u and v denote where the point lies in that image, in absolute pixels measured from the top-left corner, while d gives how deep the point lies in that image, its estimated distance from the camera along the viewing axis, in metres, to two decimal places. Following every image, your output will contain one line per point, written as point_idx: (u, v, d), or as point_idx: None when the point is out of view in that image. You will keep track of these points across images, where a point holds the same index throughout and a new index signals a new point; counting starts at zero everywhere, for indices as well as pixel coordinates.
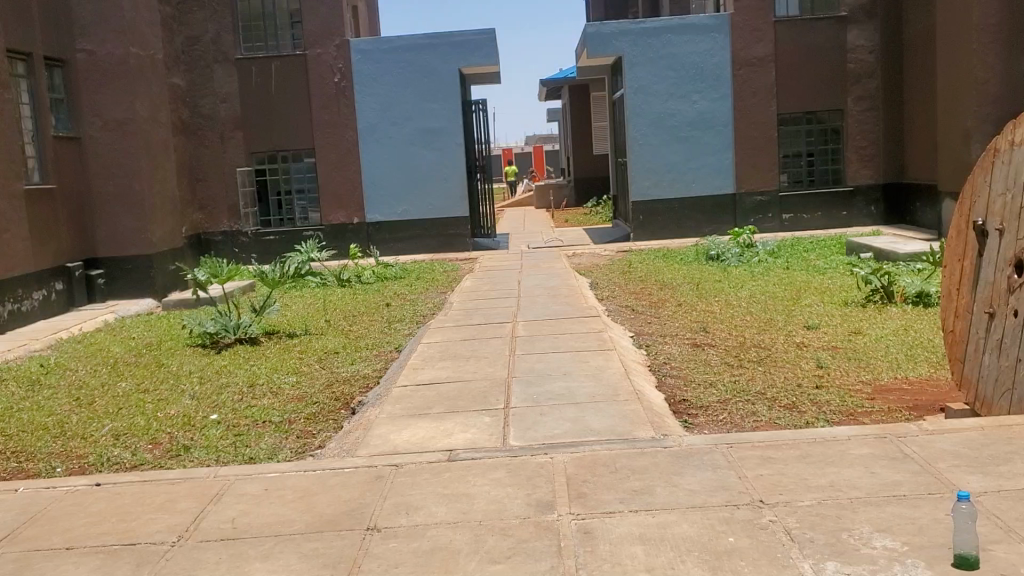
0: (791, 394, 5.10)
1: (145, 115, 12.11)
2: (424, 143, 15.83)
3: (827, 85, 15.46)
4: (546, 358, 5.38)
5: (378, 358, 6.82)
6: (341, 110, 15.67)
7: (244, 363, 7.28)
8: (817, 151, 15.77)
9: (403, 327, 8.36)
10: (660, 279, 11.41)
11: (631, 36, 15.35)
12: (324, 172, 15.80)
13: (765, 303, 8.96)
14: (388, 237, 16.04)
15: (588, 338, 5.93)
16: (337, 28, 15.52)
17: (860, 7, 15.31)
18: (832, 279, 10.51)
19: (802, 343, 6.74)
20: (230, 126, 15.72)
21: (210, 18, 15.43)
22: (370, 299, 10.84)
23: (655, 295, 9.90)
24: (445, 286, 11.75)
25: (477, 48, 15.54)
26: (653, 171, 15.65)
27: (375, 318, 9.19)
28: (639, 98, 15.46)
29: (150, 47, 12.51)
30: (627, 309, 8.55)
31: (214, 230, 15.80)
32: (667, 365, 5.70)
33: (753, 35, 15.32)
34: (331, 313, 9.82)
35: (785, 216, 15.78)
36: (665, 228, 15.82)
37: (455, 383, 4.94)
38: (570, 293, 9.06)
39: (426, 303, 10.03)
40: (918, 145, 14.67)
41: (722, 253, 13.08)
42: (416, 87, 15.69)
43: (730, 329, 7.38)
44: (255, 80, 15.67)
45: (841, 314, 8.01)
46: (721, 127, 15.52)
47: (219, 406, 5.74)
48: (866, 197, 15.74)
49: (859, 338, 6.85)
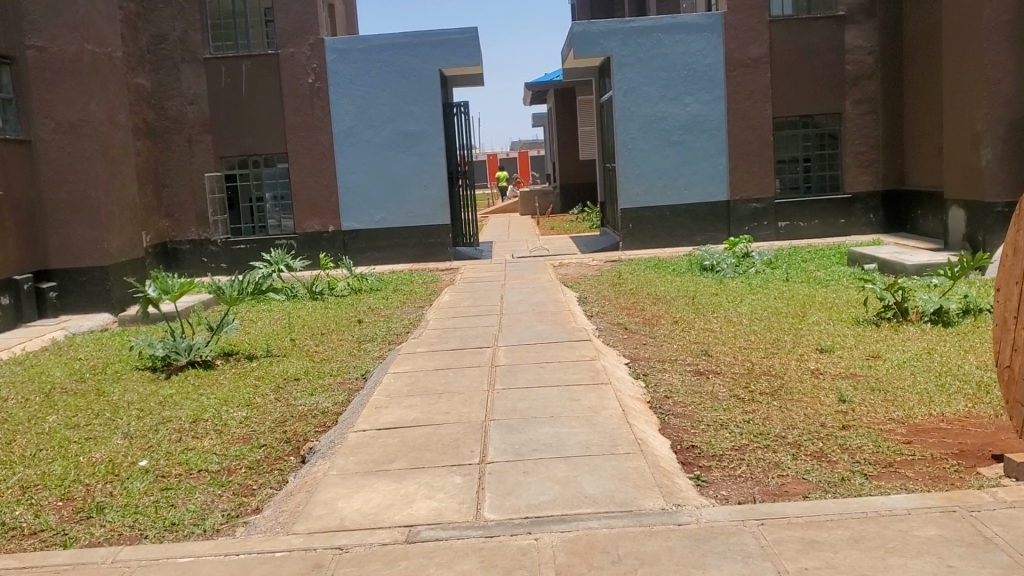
0: (817, 439, 4.36)
1: (103, 117, 11.31)
2: (404, 147, 15.05)
3: (825, 88, 14.83)
4: (530, 394, 4.62)
5: (341, 388, 6.04)
6: (316, 113, 14.91)
7: (193, 393, 6.49)
8: (815, 155, 15.13)
9: (373, 349, 7.58)
10: (653, 292, 10.70)
11: (620, 36, 14.67)
12: (298, 178, 15.02)
13: (769, 321, 8.25)
14: (365, 246, 15.24)
15: (581, 368, 5.18)
16: (312, 26, 14.76)
17: (858, 6, 14.69)
18: (837, 294, 9.84)
19: (817, 370, 6.02)
20: (199, 129, 14.96)
21: (176, 15, 14.70)
22: (342, 315, 10.06)
23: (648, 311, 9.19)
24: (423, 299, 11.01)
25: (458, 48, 14.79)
26: (644, 176, 14.95)
27: (345, 338, 8.41)
28: (628, 101, 14.78)
29: (109, 45, 11.72)
30: (620, 329, 7.81)
31: (181, 239, 15.06)
32: (670, 400, 4.96)
33: (747, 35, 14.66)
34: (300, 332, 9.04)
35: (781, 224, 15.13)
36: (655, 236, 15.13)
37: (425, 425, 4.17)
38: (558, 311, 8.33)
39: (402, 320, 9.26)
40: (921, 150, 14.04)
41: (717, 264, 12.39)
42: (394, 88, 14.92)
43: (735, 353, 6.66)
44: (225, 81, 14.91)
45: (854, 334, 7.30)
46: (715, 130, 14.84)
47: (153, 448, 4.95)
48: (865, 205, 15.09)
49: (879, 365, 6.13)
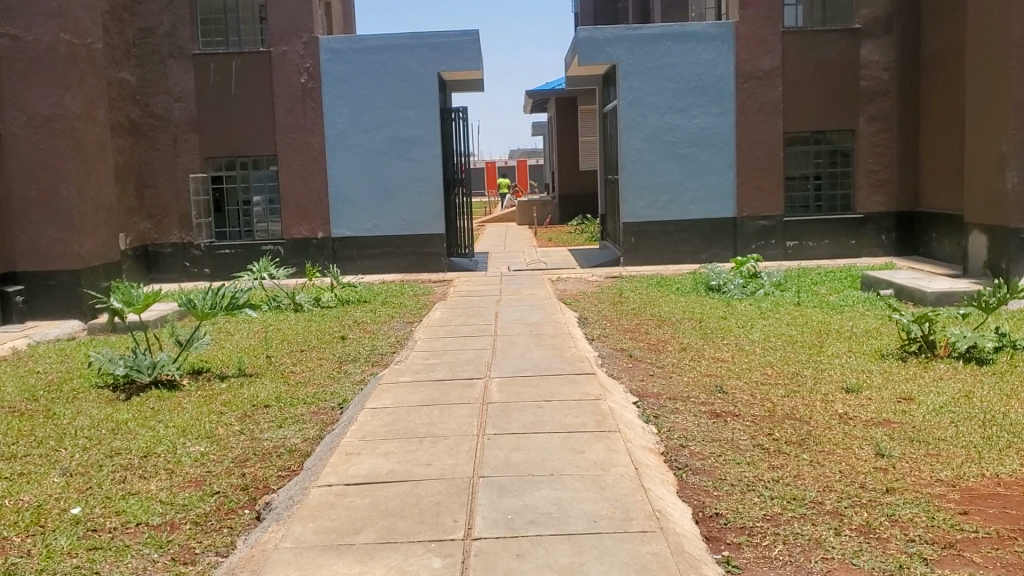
0: (859, 506, 3.72)
1: (79, 111, 10.65)
2: (398, 153, 14.42)
3: (838, 103, 14.26)
4: (525, 442, 3.97)
5: (313, 420, 5.40)
6: (308, 115, 14.30)
7: (150, 419, 5.85)
8: (826, 173, 14.57)
9: (353, 372, 6.94)
10: (657, 313, 10.10)
11: (627, 43, 14.09)
12: (287, 182, 14.39)
13: (785, 351, 7.64)
14: (355, 254, 14.61)
15: (583, 409, 4.54)
16: (306, 24, 14.16)
17: (875, 19, 14.15)
18: (853, 321, 9.24)
19: (846, 414, 5.41)
20: (185, 128, 14.34)
21: (165, 9, 14.12)
22: (325, 329, 9.44)
23: (653, 335, 8.57)
24: (413, 314, 10.40)
25: (457, 51, 14.19)
26: (648, 190, 14.35)
27: (325, 357, 7.76)
28: (633, 112, 14.18)
29: (89, 36, 11.09)
30: (624, 357, 7.19)
31: (163, 242, 14.45)
32: (687, 451, 4.33)
33: (759, 46, 14.09)
34: (278, 348, 8.39)
35: (790, 243, 14.54)
36: (658, 252, 14.53)
37: (401, 482, 3.53)
38: (557, 335, 7.70)
39: (388, 337, 8.63)
40: (938, 171, 13.47)
41: (723, 284, 11.80)
42: (390, 91, 14.29)
43: (752, 390, 6.05)
44: (214, 78, 14.30)
45: (879, 370, 6.69)
46: (723, 144, 14.25)
47: (89, 491, 4.30)
48: (878, 226, 14.51)
49: (914, 409, 5.50)
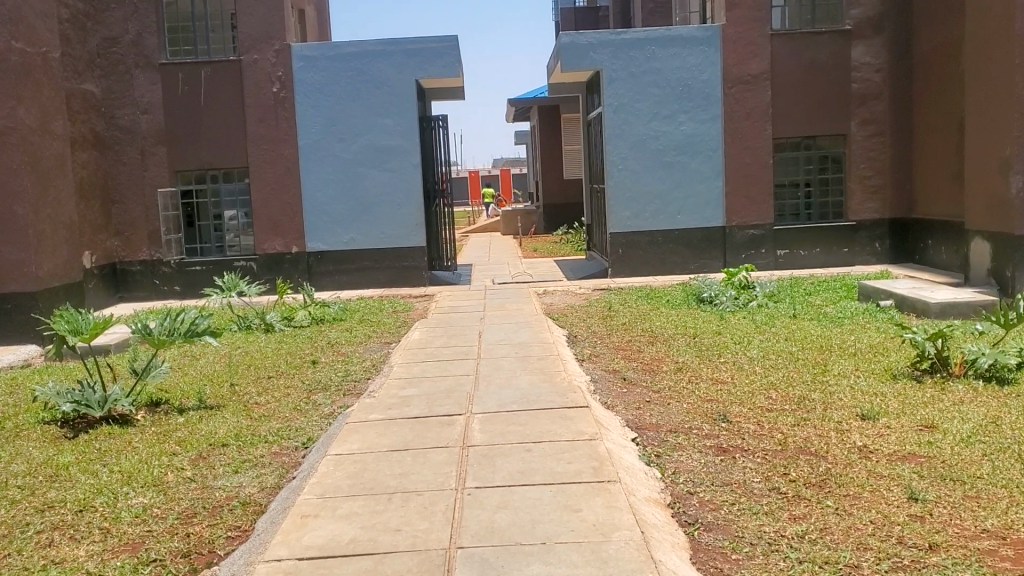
0: (901, 570, 3.19)
1: (33, 124, 10.03)
2: (375, 163, 13.85)
3: (829, 107, 13.83)
4: (512, 497, 3.43)
5: (273, 466, 4.84)
6: (281, 125, 13.74)
7: (94, 462, 5.26)
8: (816, 180, 14.12)
9: (322, 405, 6.39)
10: (648, 329, 9.57)
11: (611, 48, 13.60)
12: (259, 195, 13.81)
13: (787, 371, 7.13)
14: (332, 269, 14.02)
15: (576, 452, 3.99)
16: (277, 30, 13.62)
17: (866, 20, 13.72)
18: (858, 336, 8.74)
19: (866, 447, 4.89)
20: (152, 141, 13.74)
21: (129, 17, 13.54)
22: (297, 352, 8.85)
23: (646, 354, 8.04)
24: (391, 334, 9.82)
25: (436, 57, 13.67)
26: (635, 199, 13.85)
27: (293, 386, 7.19)
28: (619, 119, 13.70)
29: (45, 44, 10.51)
30: (617, 380, 6.65)
31: (131, 259, 13.85)
32: (696, 500, 3.80)
33: (747, 49, 13.65)
34: (243, 375, 7.81)
35: (781, 252, 14.06)
36: (646, 263, 14.02)
37: (364, 555, 2.98)
38: (545, 357, 7.16)
39: (363, 361, 8.06)
40: (935, 175, 13.03)
41: (715, 296, 11.27)
42: (367, 99, 13.74)
43: (759, 418, 5.53)
44: (182, 89, 13.73)
45: (894, 393, 6.19)
46: (711, 151, 13.79)
47: (7, 560, 3.71)
48: (871, 233, 14.05)
49: (940, 440, 4.99)
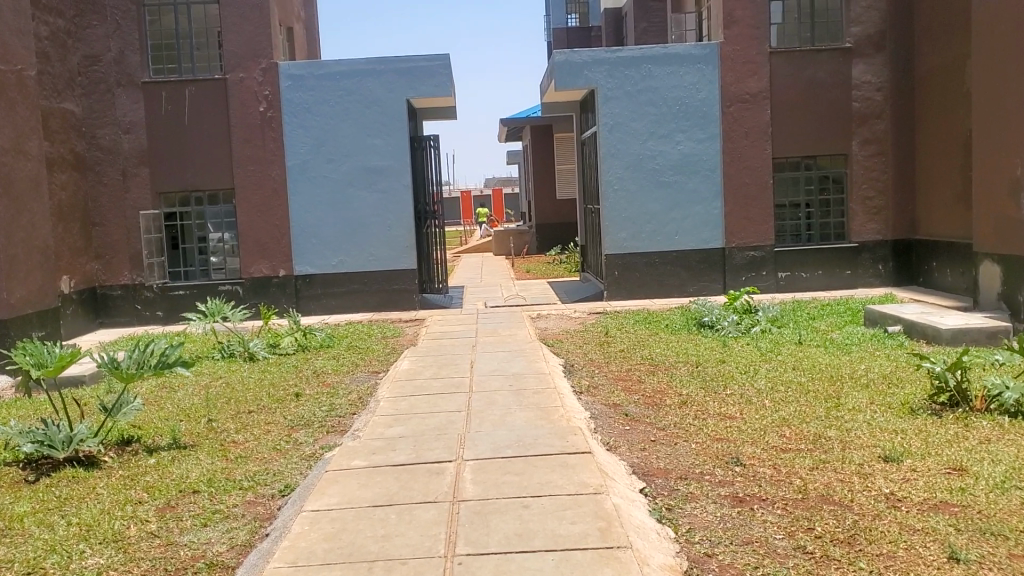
0: None
1: (5, 144, 9.64)
2: (365, 185, 13.47)
3: (830, 126, 13.52)
4: (510, 568, 3.03)
5: (245, 519, 4.41)
6: (268, 146, 13.35)
7: (50, 513, 4.82)
8: (817, 200, 13.79)
9: (304, 445, 5.96)
10: (648, 356, 9.18)
11: (605, 67, 13.29)
12: (245, 218, 13.40)
13: (799, 405, 6.74)
14: (320, 293, 13.60)
15: (581, 510, 3.58)
16: (264, 48, 13.27)
17: (866, 38, 13.44)
18: (868, 365, 8.35)
19: (894, 495, 4.49)
20: (135, 161, 13.34)
21: (111, 34, 13.18)
22: (281, 383, 8.42)
23: (647, 385, 7.64)
24: (380, 362, 9.41)
25: (427, 76, 13.32)
26: (631, 221, 13.49)
27: (274, 422, 6.76)
28: (614, 139, 13.37)
29: (20, 61, 10.14)
30: (618, 416, 6.25)
31: (113, 284, 13.43)
32: (716, 565, 3.40)
33: (745, 68, 13.34)
34: (222, 410, 7.37)
35: (782, 275, 13.69)
36: (643, 286, 13.64)
37: None
38: (542, 391, 6.75)
39: (350, 393, 7.65)
40: (940, 196, 12.71)
41: (717, 321, 10.88)
42: (357, 119, 13.37)
43: (775, 461, 5.14)
44: (166, 108, 13.35)
45: (915, 430, 5.80)
46: (709, 171, 13.45)
47: None
48: (874, 254, 13.69)
49: (973, 486, 4.58)
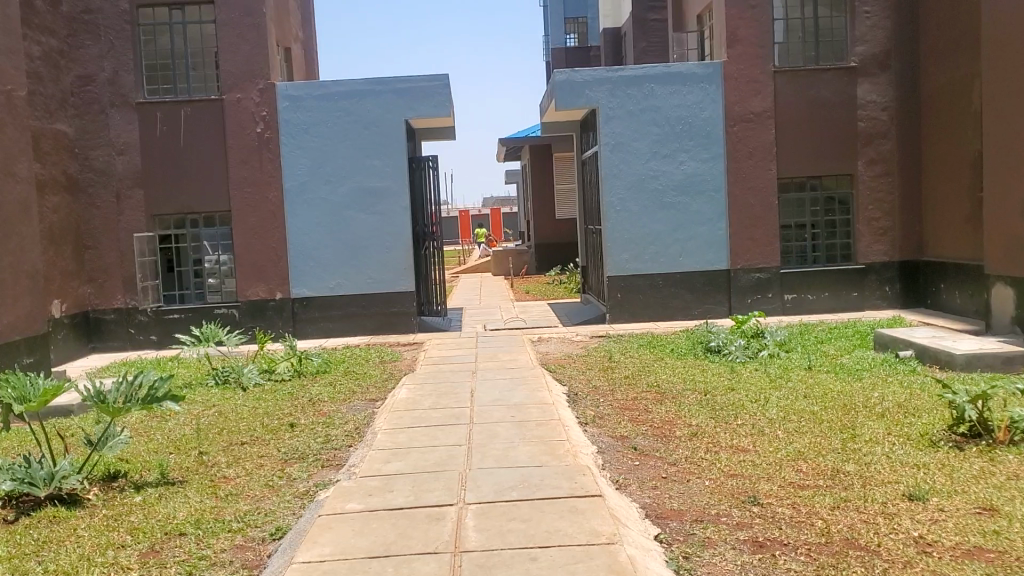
0: None
1: None
2: (363, 206, 13.24)
3: (835, 146, 13.32)
4: None
5: (233, 568, 4.14)
6: (265, 167, 13.13)
7: (26, 558, 4.54)
8: (823, 221, 13.56)
9: (297, 481, 5.68)
10: (654, 383, 8.91)
11: (607, 86, 13.09)
12: (241, 240, 13.16)
13: (813, 436, 6.48)
14: (317, 316, 13.33)
15: (593, 563, 3.32)
16: (261, 69, 13.07)
17: (871, 57, 13.26)
18: (881, 392, 8.08)
19: (924, 539, 4.21)
20: (128, 183, 13.12)
21: (105, 54, 12.98)
22: (275, 411, 8.15)
23: (655, 414, 7.37)
24: (378, 389, 9.13)
25: (425, 96, 13.11)
26: (634, 242, 13.25)
27: (268, 455, 6.48)
28: (616, 159, 13.15)
29: (9, 82, 9.93)
30: (627, 450, 5.98)
31: (106, 307, 13.17)
32: None
33: (749, 87, 13.15)
34: (213, 441, 7.09)
35: (788, 296, 13.43)
36: (646, 308, 13.39)
37: None
38: (546, 423, 6.48)
39: (347, 422, 7.37)
40: (948, 217, 12.48)
41: (723, 345, 10.62)
42: (354, 139, 13.15)
43: (794, 500, 4.87)
44: (161, 129, 13.13)
45: (938, 465, 5.53)
46: (713, 192, 13.23)
47: None
48: (881, 276, 13.45)
49: (1007, 528, 4.31)
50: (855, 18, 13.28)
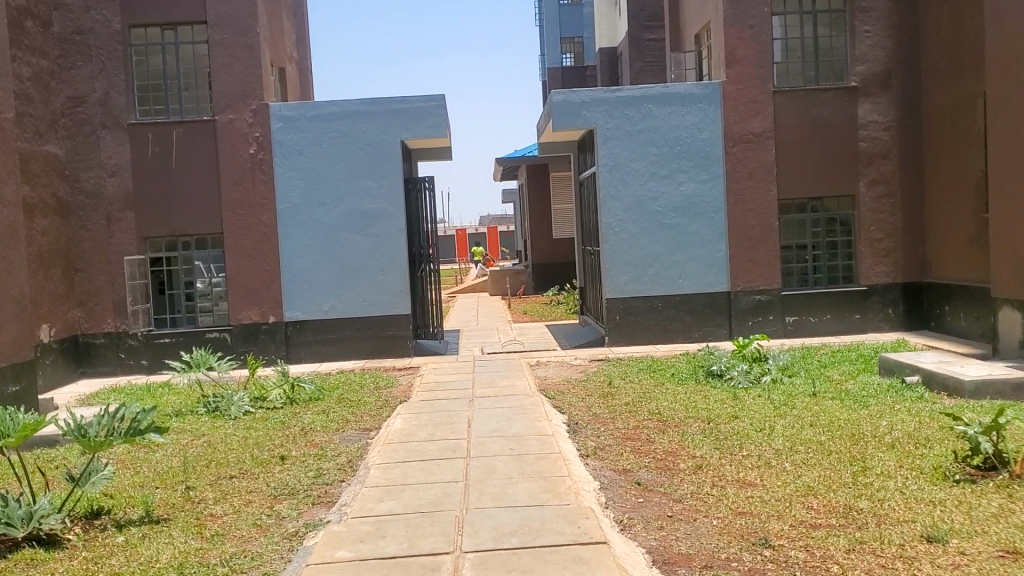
0: None
1: None
2: (358, 228, 13.04)
3: (836, 167, 13.16)
4: None
5: None
6: (258, 189, 12.94)
7: None
8: (824, 242, 13.37)
9: (286, 520, 5.44)
10: (655, 410, 8.68)
11: (605, 106, 12.93)
12: (233, 262, 12.94)
13: (821, 469, 6.25)
14: (311, 340, 13.10)
15: None
16: (254, 89, 12.91)
17: (872, 77, 13.12)
18: (889, 420, 7.86)
19: None
20: (119, 205, 12.92)
21: (96, 74, 12.81)
22: (265, 442, 7.91)
23: (657, 445, 7.14)
24: (372, 417, 8.89)
25: (421, 117, 12.94)
26: (633, 264, 13.06)
27: (256, 491, 6.24)
28: (615, 180, 12.97)
29: None
30: (630, 485, 5.75)
31: (95, 332, 12.94)
32: None
33: (748, 107, 13.00)
34: (201, 475, 6.84)
35: (790, 319, 13.23)
36: (646, 331, 13.17)
37: None
38: (547, 457, 6.24)
39: (340, 454, 7.14)
40: (953, 238, 12.31)
41: (726, 370, 10.40)
42: (349, 161, 12.97)
43: (807, 542, 4.64)
44: (152, 150, 12.94)
45: (955, 501, 5.30)
46: (713, 213, 13.05)
47: None
48: (883, 298, 13.25)
49: None
50: (855, 38, 13.15)
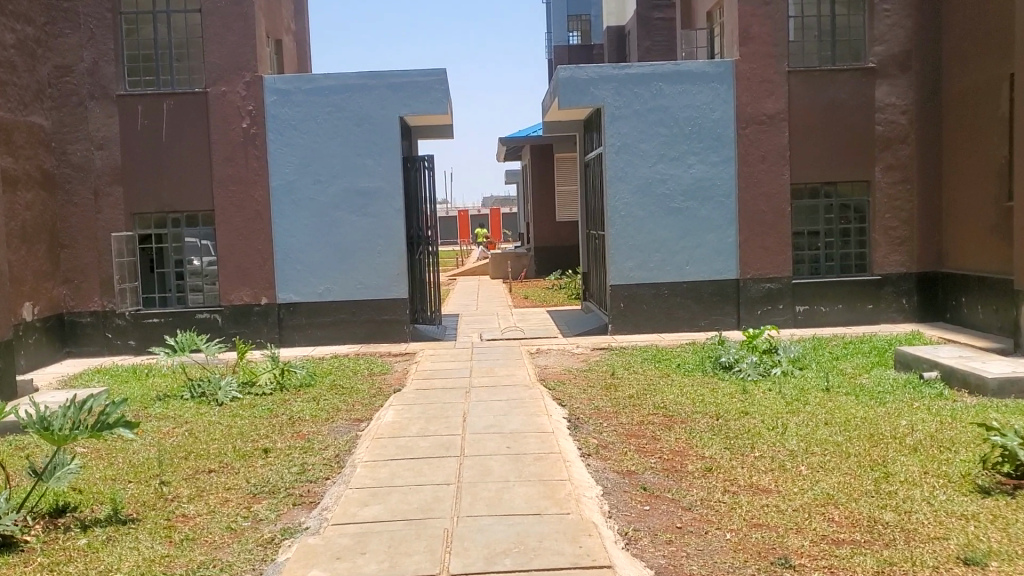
0: None
1: None
2: (354, 207, 12.57)
3: (851, 151, 12.67)
4: None
5: None
6: (251, 165, 12.47)
7: None
8: (837, 229, 12.89)
9: (263, 524, 5.01)
10: (661, 404, 8.24)
11: (612, 84, 12.43)
12: (225, 241, 12.49)
13: (840, 474, 5.81)
14: (304, 322, 12.67)
15: None
16: (248, 60, 12.42)
17: (891, 58, 12.61)
18: (908, 419, 7.42)
19: None
20: (108, 179, 12.46)
21: (85, 43, 12.32)
22: (249, 432, 7.48)
23: (664, 444, 6.70)
24: (364, 407, 8.45)
25: (421, 92, 12.45)
26: (639, 248, 12.59)
27: (235, 489, 5.81)
28: (622, 161, 12.48)
29: None
30: (635, 491, 5.32)
31: (82, 310, 12.52)
32: None
33: (762, 88, 12.50)
34: (177, 468, 6.42)
35: (800, 308, 12.77)
36: (651, 318, 12.72)
37: None
38: (545, 458, 5.81)
39: (326, 448, 6.71)
40: (972, 227, 11.84)
41: (735, 362, 9.95)
42: (346, 137, 12.49)
43: (831, 563, 4.20)
44: (142, 122, 12.46)
45: (989, 517, 4.87)
46: (723, 197, 12.57)
47: None
48: (897, 288, 12.79)
49: None
50: (874, 17, 12.62)
